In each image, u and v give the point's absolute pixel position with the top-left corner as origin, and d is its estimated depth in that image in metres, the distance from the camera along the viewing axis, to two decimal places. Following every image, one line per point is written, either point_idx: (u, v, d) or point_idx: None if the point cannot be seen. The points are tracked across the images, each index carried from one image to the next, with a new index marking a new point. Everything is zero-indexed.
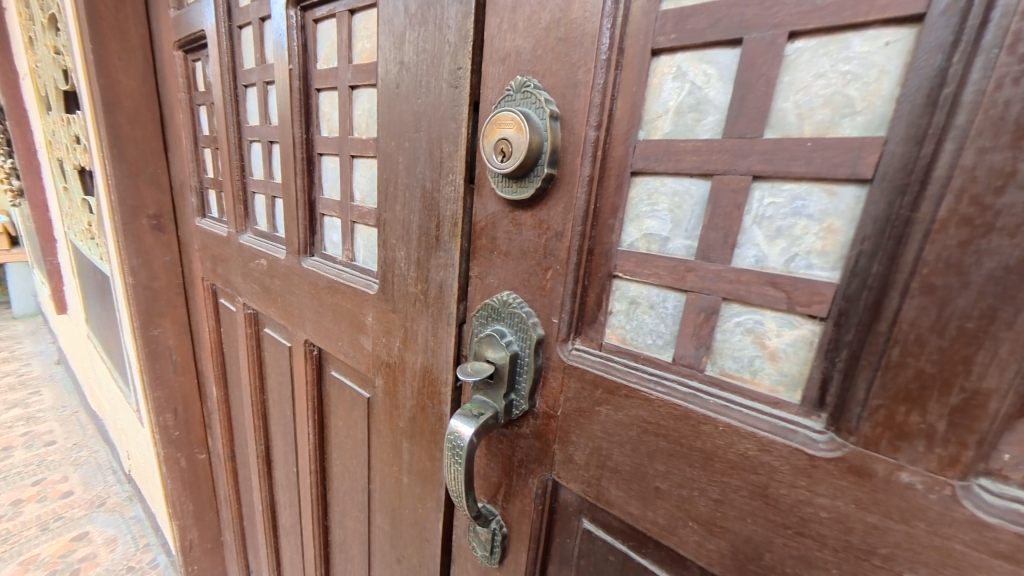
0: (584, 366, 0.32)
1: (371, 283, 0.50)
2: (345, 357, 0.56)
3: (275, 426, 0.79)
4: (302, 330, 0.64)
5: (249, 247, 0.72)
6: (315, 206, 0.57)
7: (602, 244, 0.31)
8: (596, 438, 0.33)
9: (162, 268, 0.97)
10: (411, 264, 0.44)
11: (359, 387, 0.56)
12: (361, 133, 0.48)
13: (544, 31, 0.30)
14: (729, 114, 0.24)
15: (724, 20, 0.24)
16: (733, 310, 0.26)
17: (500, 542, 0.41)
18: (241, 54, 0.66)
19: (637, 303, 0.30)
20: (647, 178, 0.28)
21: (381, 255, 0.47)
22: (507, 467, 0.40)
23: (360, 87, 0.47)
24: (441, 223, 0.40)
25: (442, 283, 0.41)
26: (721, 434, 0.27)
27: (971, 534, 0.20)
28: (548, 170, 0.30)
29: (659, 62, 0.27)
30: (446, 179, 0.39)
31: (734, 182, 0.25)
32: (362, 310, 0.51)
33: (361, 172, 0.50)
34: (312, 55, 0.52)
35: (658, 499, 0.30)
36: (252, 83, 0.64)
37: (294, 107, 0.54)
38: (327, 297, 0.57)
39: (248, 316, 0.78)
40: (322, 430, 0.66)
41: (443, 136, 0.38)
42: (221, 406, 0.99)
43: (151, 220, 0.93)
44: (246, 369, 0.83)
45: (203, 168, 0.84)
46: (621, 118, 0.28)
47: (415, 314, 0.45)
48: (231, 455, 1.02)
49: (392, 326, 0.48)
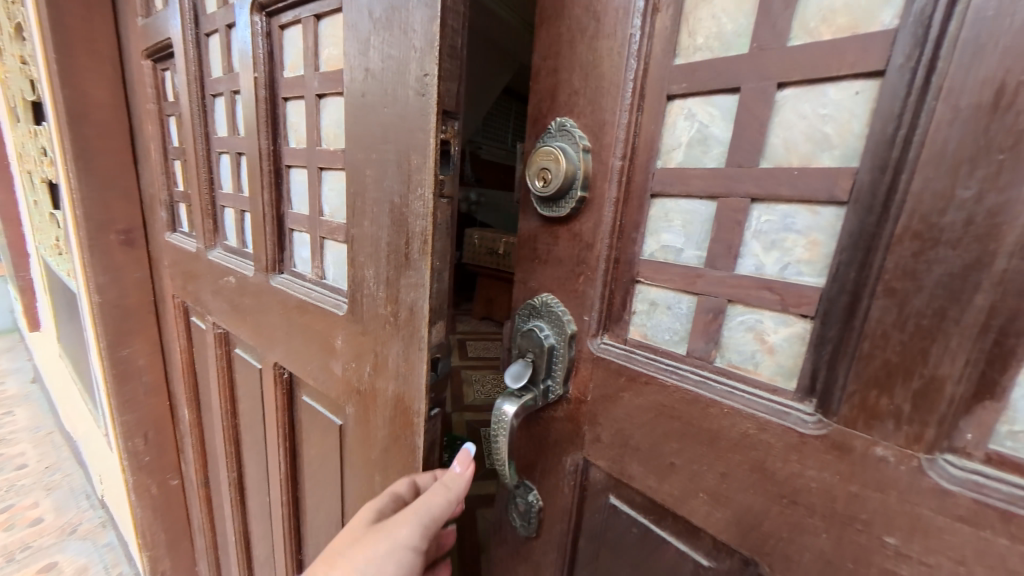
0: (609, 358, 0.36)
1: (340, 303, 0.53)
2: (315, 380, 0.59)
3: (248, 452, 0.80)
4: (271, 352, 0.65)
5: (219, 263, 0.74)
6: (284, 221, 0.61)
7: (625, 253, 0.35)
8: (619, 421, 0.36)
9: (133, 285, 0.98)
10: (381, 283, 0.47)
11: (332, 414, 0.58)
12: (330, 144, 0.52)
13: (578, 75, 0.35)
14: (730, 147, 0.29)
15: (724, 72, 0.29)
16: (737, 311, 0.30)
17: (537, 515, 0.44)
18: (209, 65, 0.69)
19: (655, 304, 0.34)
20: (663, 200, 0.33)
21: (351, 274, 0.50)
22: (540, 447, 0.43)
23: (327, 96, 0.51)
24: (410, 239, 0.43)
25: (413, 304, 0.44)
26: (725, 416, 0.31)
27: (936, 500, 0.24)
28: (582, 193, 0.35)
29: (673, 105, 0.31)
30: (414, 193, 0.42)
31: (735, 204, 0.29)
32: (333, 333, 0.54)
33: (330, 185, 0.53)
34: (278, 62, 0.56)
35: (672, 474, 0.34)
36: (220, 92, 0.67)
37: (260, 117, 0.57)
38: (297, 317, 0.59)
39: (217, 336, 0.79)
40: (293, 458, 0.67)
41: (412, 147, 0.41)
42: (193, 430, 0.98)
43: (120, 234, 0.94)
44: (216, 394, 0.84)
45: (173, 181, 0.86)
46: (641, 150, 0.33)
47: (386, 338, 0.48)
48: (205, 481, 1.01)
49: (362, 350, 0.50)
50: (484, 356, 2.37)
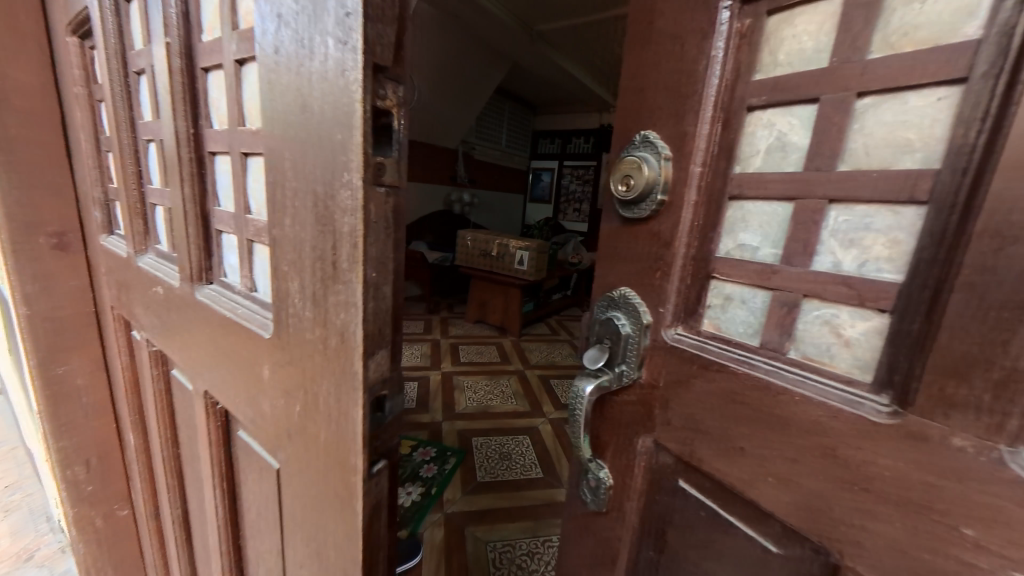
0: (682, 347, 0.38)
1: (265, 324, 0.39)
2: (245, 415, 0.46)
3: (191, 485, 0.67)
4: (202, 379, 0.53)
5: (148, 271, 0.60)
6: (211, 222, 0.47)
7: (702, 251, 0.37)
8: (689, 406, 0.38)
9: (67, 296, 0.80)
10: (306, 301, 0.34)
11: (267, 454, 0.44)
12: (252, 124, 0.38)
13: (661, 93, 0.38)
14: (809, 153, 0.31)
15: (804, 86, 0.31)
16: (813, 306, 0.32)
17: (605, 491, 0.47)
18: (132, 34, 0.55)
19: (730, 299, 0.36)
20: (740, 203, 0.35)
21: (274, 284, 0.36)
22: (614, 429, 0.46)
23: (247, 61, 0.37)
24: (338, 244, 0.30)
25: (344, 327, 0.31)
26: (797, 403, 0.31)
27: (1017, 492, 0.23)
28: (662, 197, 0.38)
29: (754, 116, 0.34)
30: (340, 181, 0.28)
31: (812, 206, 0.31)
32: (258, 361, 0.41)
33: (254, 176, 0.40)
34: (194, 26, 0.42)
35: (741, 458, 0.35)
36: (141, 67, 0.53)
37: (175, 93, 0.44)
38: (220, 335, 0.46)
39: (153, 355, 0.67)
40: (235, 501, 0.54)
41: (334, 124, 0.28)
42: (139, 456, 0.82)
43: (52, 238, 0.77)
44: (157, 421, 0.71)
45: (109, 177, 0.70)
46: (721, 158, 0.35)
47: (314, 369, 0.34)
48: (155, 513, 0.85)
49: (290, 384, 0.37)
50: (478, 362, 2.35)
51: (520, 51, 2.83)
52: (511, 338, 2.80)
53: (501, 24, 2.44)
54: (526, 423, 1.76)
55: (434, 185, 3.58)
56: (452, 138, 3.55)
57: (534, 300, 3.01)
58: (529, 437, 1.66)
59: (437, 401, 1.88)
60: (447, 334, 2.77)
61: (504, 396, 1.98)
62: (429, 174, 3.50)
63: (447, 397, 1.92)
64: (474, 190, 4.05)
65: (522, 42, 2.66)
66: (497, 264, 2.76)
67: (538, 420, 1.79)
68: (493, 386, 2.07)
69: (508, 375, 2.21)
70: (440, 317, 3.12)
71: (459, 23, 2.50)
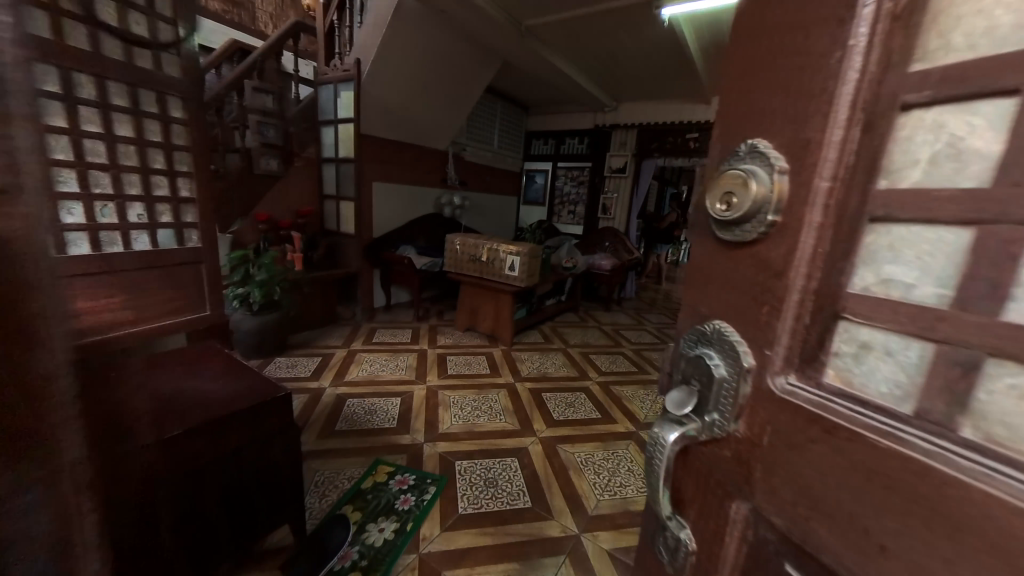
0: (798, 402, 0.28)
1: None
2: None
3: None
4: None
5: None
6: None
7: (827, 285, 0.28)
8: (805, 474, 0.28)
9: None
10: None
11: None
12: None
13: (771, 97, 0.29)
14: (1003, 162, 0.21)
15: (997, 72, 0.20)
16: (1005, 368, 0.21)
17: (687, 561, 0.37)
18: None
19: (871, 348, 0.27)
20: (889, 225, 0.26)
21: None
22: (702, 485, 0.36)
23: None
24: None
25: None
26: (977, 506, 0.20)
27: None
28: (773, 217, 0.28)
29: (909, 116, 0.24)
30: None
31: (1008, 234, 0.20)
32: None
33: None
34: None
35: (884, 559, 0.24)
36: None
37: None
38: None
39: None
40: None
41: None
42: None
43: None
44: None
45: None
46: (858, 168, 0.26)
47: None
48: None
49: None
50: (467, 375, 2.24)
51: (511, 48, 2.73)
52: (501, 347, 2.69)
53: (489, 20, 2.34)
54: (515, 444, 1.66)
55: (423, 187, 3.45)
56: (442, 138, 3.43)
57: (528, 305, 2.95)
58: (516, 460, 1.56)
59: (419, 420, 1.76)
60: (435, 344, 2.66)
61: (492, 412, 1.87)
62: (418, 175, 3.37)
63: (431, 415, 1.81)
64: (465, 192, 3.93)
65: (512, 38, 2.56)
66: (486, 270, 2.66)
67: (527, 440, 1.69)
68: (481, 403, 1.96)
69: (497, 390, 2.10)
70: (428, 325, 3.00)
71: (445, 18, 2.39)
